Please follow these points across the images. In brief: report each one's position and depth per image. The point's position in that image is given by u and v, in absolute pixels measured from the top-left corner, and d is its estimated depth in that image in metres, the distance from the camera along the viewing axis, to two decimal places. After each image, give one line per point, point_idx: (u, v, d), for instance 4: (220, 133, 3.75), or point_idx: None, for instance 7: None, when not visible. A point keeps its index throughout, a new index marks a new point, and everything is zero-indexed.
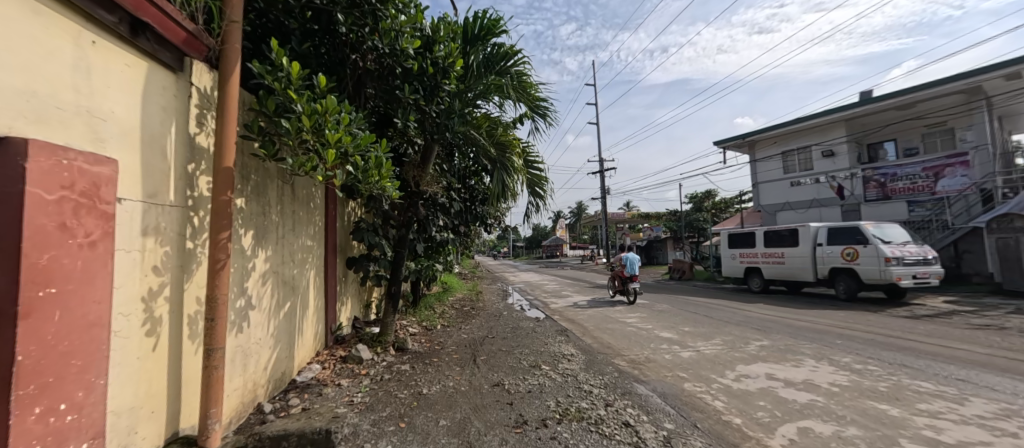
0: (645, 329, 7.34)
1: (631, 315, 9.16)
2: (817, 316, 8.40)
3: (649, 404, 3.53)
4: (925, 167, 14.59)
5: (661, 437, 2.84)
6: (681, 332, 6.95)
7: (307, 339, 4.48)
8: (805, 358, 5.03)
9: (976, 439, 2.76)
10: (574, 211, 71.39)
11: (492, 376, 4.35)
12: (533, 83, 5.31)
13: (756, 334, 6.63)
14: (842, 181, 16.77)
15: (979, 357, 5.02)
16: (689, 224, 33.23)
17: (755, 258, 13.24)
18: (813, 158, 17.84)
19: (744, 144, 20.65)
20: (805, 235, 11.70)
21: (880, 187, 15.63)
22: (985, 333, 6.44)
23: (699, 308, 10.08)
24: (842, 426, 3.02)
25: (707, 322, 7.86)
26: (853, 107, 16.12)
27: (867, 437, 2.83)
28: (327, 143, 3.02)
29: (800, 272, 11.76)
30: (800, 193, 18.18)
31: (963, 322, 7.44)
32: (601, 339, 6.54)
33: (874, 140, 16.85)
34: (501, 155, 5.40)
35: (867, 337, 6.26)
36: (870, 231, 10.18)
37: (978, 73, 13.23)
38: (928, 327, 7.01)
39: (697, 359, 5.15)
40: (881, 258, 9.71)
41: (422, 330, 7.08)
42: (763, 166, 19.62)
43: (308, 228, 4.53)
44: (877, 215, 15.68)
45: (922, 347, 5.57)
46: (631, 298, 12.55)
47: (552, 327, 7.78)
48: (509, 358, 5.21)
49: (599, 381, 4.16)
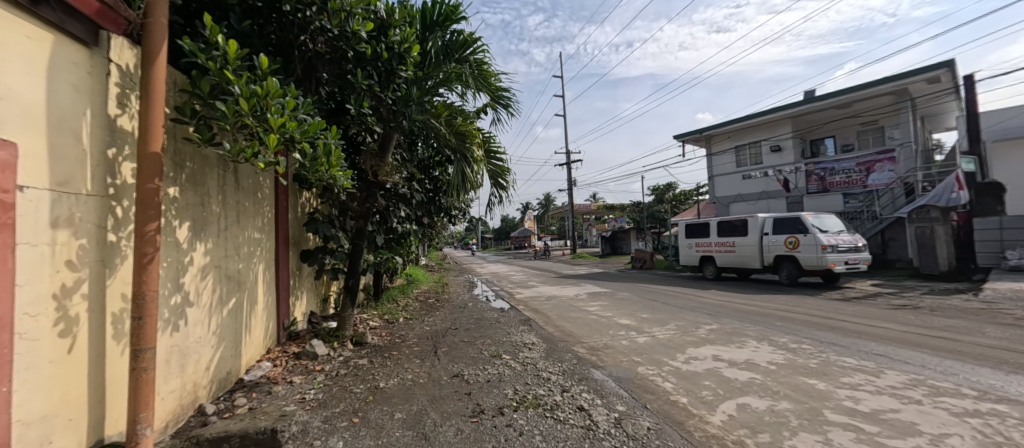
0: (606, 317, 7.59)
1: (594, 304, 9.43)
2: (762, 301, 9.02)
3: (604, 388, 3.66)
4: (859, 162, 15.87)
5: (613, 418, 2.95)
6: (639, 319, 7.25)
7: (256, 337, 4.26)
8: (749, 340, 5.39)
9: (887, 407, 3.08)
10: (542, 203, 72.13)
11: (452, 367, 4.33)
12: (493, 72, 5.24)
13: (707, 319, 7.03)
14: (787, 175, 17.93)
15: (897, 334, 5.58)
16: (651, 215, 35.05)
17: (709, 248, 13.96)
18: (762, 153, 18.96)
19: (701, 139, 21.58)
20: (753, 226, 12.44)
21: (820, 180, 16.87)
22: (903, 312, 7.15)
23: (658, 295, 10.54)
24: (776, 401, 3.27)
25: (664, 309, 8.25)
26: (798, 106, 17.18)
27: (797, 410, 3.08)
28: (270, 129, 2.87)
29: (749, 259, 12.54)
30: (751, 185, 19.31)
31: (885, 303, 8.24)
32: (563, 328, 6.68)
33: (815, 136, 18.35)
34: (462, 145, 5.31)
35: (804, 318, 6.80)
36: (810, 221, 10.98)
37: (905, 77, 14.44)
38: (856, 308, 7.70)
39: (652, 343, 5.39)
40: (818, 246, 10.55)
41: (383, 324, 6.92)
42: (718, 160, 20.67)
43: (255, 220, 4.28)
44: (817, 207, 16.94)
45: (849, 326, 6.13)
46: (594, 287, 12.92)
47: (516, 317, 7.87)
48: (471, 349, 5.22)
49: (557, 368, 4.26)
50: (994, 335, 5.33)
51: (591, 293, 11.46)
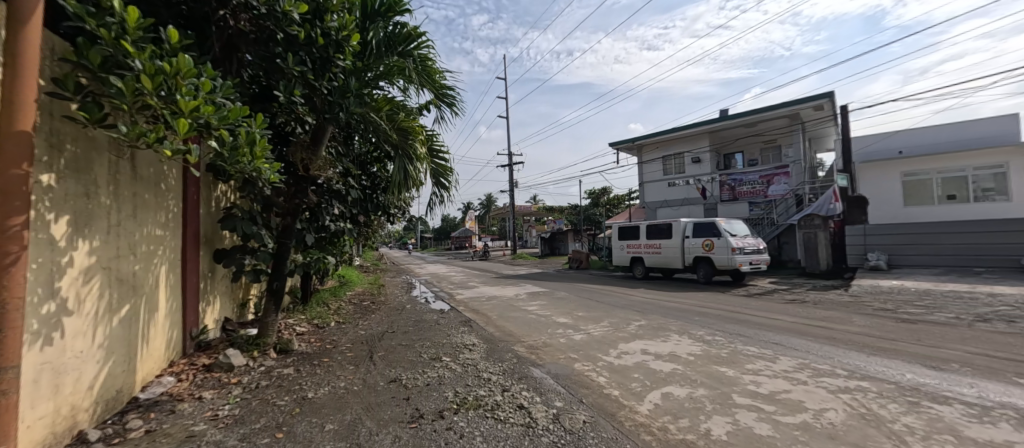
0: (544, 316, 7.80)
1: (533, 303, 9.64)
2: (683, 298, 9.87)
3: (543, 385, 3.75)
4: (761, 175, 18.02)
5: (551, 414, 3.04)
6: (575, 317, 7.55)
7: (156, 349, 3.73)
8: (671, 333, 5.88)
9: (781, 388, 3.55)
10: (484, 203, 72.14)
11: (389, 372, 4.15)
12: (438, 70, 5.13)
13: (636, 315, 7.55)
14: (705, 184, 19.83)
15: (789, 324, 6.44)
16: (587, 218, 36.68)
17: (639, 249, 14.97)
18: (685, 163, 20.78)
19: (633, 148, 23.08)
20: (676, 229, 13.57)
21: (731, 190, 18.89)
22: (794, 306, 8.27)
23: (592, 294, 11.05)
24: (694, 388, 3.60)
25: (598, 307, 8.69)
26: (715, 122, 19.09)
27: (711, 395, 3.42)
28: (179, 112, 2.53)
29: (672, 260, 13.67)
30: (675, 192, 21.07)
31: (781, 298, 9.46)
32: (503, 328, 6.74)
33: (728, 151, 20.53)
34: (404, 141, 5.11)
35: (717, 313, 7.58)
36: (723, 226, 12.26)
37: (798, 103, 16.71)
38: (758, 303, 8.75)
39: (588, 340, 5.65)
40: (729, 248, 11.84)
41: (312, 329, 6.43)
42: (647, 168, 22.26)
43: (156, 215, 3.74)
44: (729, 213, 18.97)
45: (752, 319, 6.95)
46: (533, 287, 13.21)
47: (456, 318, 7.77)
48: (409, 352, 5.04)
49: (498, 369, 4.28)
50: (860, 324, 6.38)
51: (531, 293, 11.67)
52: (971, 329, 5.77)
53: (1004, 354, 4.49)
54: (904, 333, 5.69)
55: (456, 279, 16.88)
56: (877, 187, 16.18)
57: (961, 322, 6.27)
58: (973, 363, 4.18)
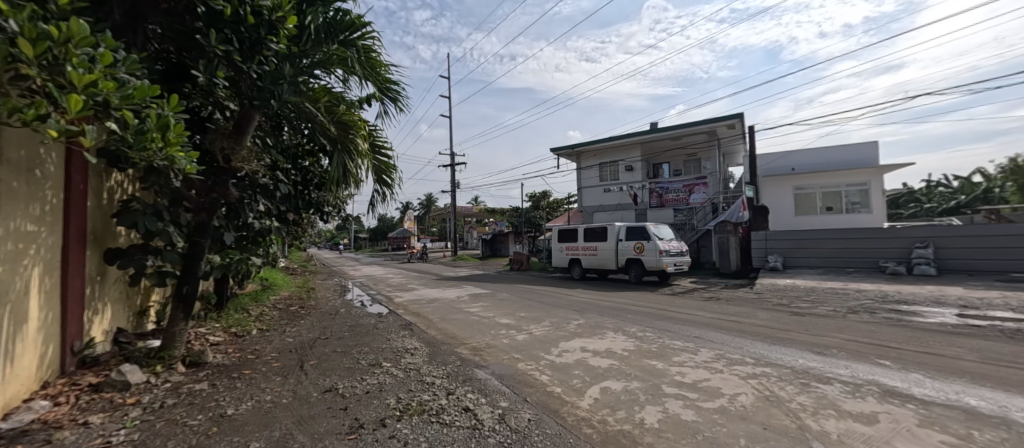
0: (487, 317, 7.81)
1: (475, 305, 9.62)
2: (617, 297, 10.48)
3: (487, 387, 3.75)
4: (684, 184, 19.72)
5: (496, 415, 3.05)
6: (517, 318, 7.66)
7: (24, 368, 3.11)
8: (607, 331, 6.21)
9: (702, 377, 3.92)
10: (424, 203, 70.35)
11: (322, 382, 3.87)
12: (383, 63, 4.92)
13: (575, 314, 7.86)
14: (636, 190, 21.24)
15: (707, 319, 7.14)
16: (528, 221, 37.39)
17: (577, 251, 15.60)
18: (619, 171, 22.10)
19: (573, 154, 24.04)
20: (611, 232, 14.36)
21: (659, 197, 20.44)
22: (711, 303, 9.17)
23: (533, 295, 11.29)
24: (629, 382, 3.83)
25: (539, 307, 8.90)
26: (646, 134, 20.55)
27: (644, 387, 3.67)
28: (69, 86, 2.14)
29: (607, 262, 14.44)
30: (610, 197, 22.31)
31: (700, 296, 10.44)
32: (445, 330, 6.63)
33: (657, 161, 22.22)
34: (343, 135, 4.79)
35: (647, 311, 8.15)
36: (652, 230, 13.23)
37: (716, 120, 18.59)
38: (682, 301, 9.57)
39: (529, 340, 5.76)
40: (657, 251, 12.82)
41: (229, 339, 5.78)
42: (585, 174, 23.32)
43: (28, 207, 3.12)
44: (657, 218, 20.51)
45: (677, 315, 7.59)
46: (475, 288, 13.17)
47: (395, 322, 7.48)
48: (345, 359, 4.74)
49: (441, 372, 4.20)
50: (763, 317, 7.25)
51: (473, 295, 11.61)
52: (846, 320, 6.84)
53: (869, 340, 5.39)
54: (797, 324, 6.58)
55: (394, 282, 16.24)
56: (776, 198, 18.67)
57: (838, 314, 7.40)
58: (848, 348, 4.97)
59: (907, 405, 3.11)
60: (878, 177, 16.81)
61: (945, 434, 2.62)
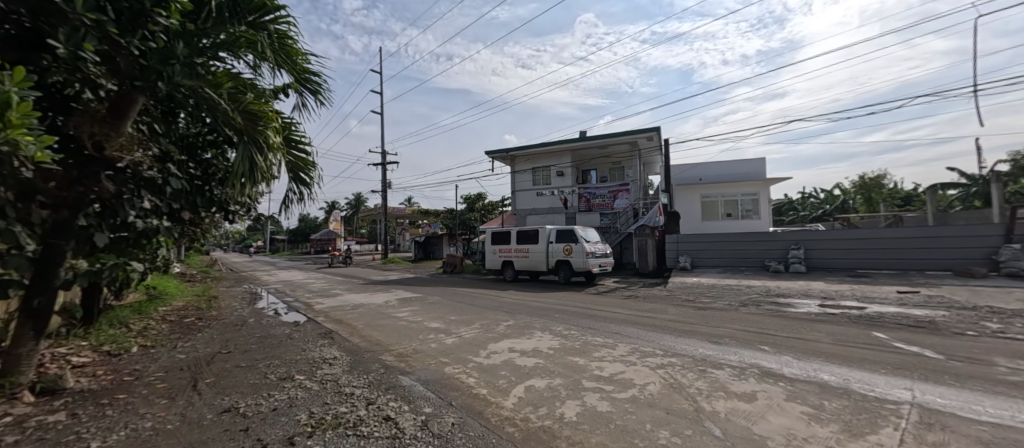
0: (415, 322, 7.59)
1: (404, 309, 9.28)
2: (546, 298, 10.83)
3: (412, 393, 3.64)
4: (609, 190, 20.99)
5: (419, 422, 2.98)
6: (447, 321, 7.55)
7: None
8: (535, 331, 6.40)
9: (618, 370, 4.22)
10: (352, 203, 66.26)
11: (220, 402, 3.45)
12: (300, 51, 4.53)
13: (505, 316, 7.97)
14: (566, 195, 22.18)
15: (626, 316, 7.70)
16: (463, 223, 37.09)
17: (509, 253, 15.83)
18: (551, 176, 22.95)
19: (507, 158, 24.41)
20: (542, 235, 14.80)
21: (586, 201, 21.54)
22: (631, 301, 9.88)
23: (465, 297, 11.22)
24: (551, 379, 3.99)
25: (470, 310, 8.87)
26: (575, 142, 21.59)
27: (565, 383, 3.84)
28: None
29: (538, 263, 14.86)
30: (542, 201, 23.05)
31: (622, 295, 11.19)
32: (369, 337, 6.31)
33: (585, 167, 23.48)
34: (250, 127, 4.20)
35: (573, 310, 8.55)
36: (579, 233, 13.91)
37: (637, 132, 20.16)
38: (605, 300, 10.19)
39: (458, 343, 5.71)
40: (584, 253, 13.54)
41: (100, 358, 4.89)
42: (519, 178, 23.84)
43: None
44: (585, 222, 21.61)
45: (600, 313, 8.06)
46: (405, 293, 12.71)
47: (313, 330, 6.94)
48: (250, 375, 4.27)
49: (362, 381, 3.98)
50: (674, 313, 8.01)
51: (402, 299, 11.18)
52: (739, 312, 7.82)
53: (755, 329, 6.23)
54: (700, 318, 7.37)
55: (315, 287, 15.03)
56: (687, 205, 20.77)
57: (734, 308, 8.42)
58: (737, 337, 5.69)
59: (779, 383, 3.66)
60: (766, 188, 19.51)
61: (804, 405, 3.13)
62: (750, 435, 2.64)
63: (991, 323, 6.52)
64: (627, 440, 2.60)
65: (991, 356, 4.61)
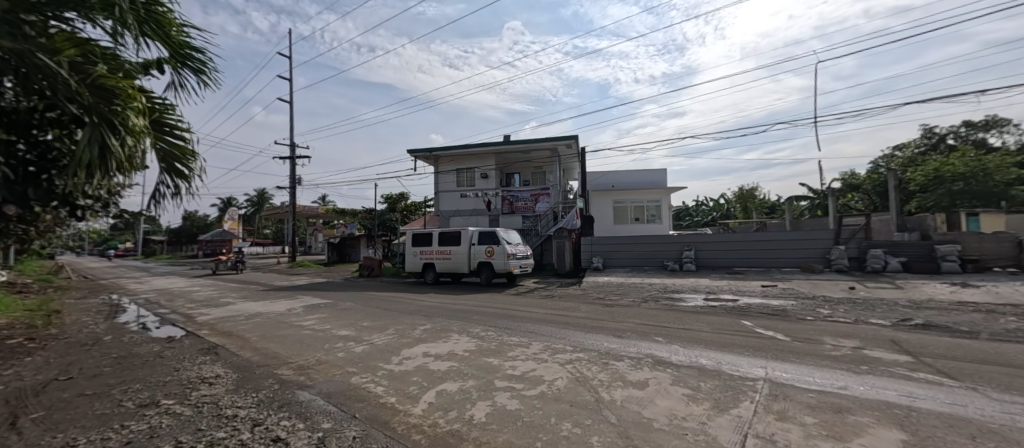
0: (322, 330, 7.00)
1: (310, 317, 8.50)
2: (467, 300, 10.78)
3: (309, 409, 3.34)
4: (531, 193, 21.71)
5: (314, 439, 2.74)
6: (358, 329, 7.10)
7: None
8: (453, 334, 6.33)
9: (530, 368, 4.34)
10: (253, 200, 59.12)
11: (51, 441, 2.80)
12: (174, 22, 3.89)
13: (422, 320, 7.75)
14: (490, 197, 22.42)
15: (542, 315, 7.99)
16: (383, 223, 35.40)
17: (431, 255, 15.46)
18: (475, 178, 23.01)
19: (430, 158, 23.84)
20: (464, 237, 14.70)
21: (509, 204, 22.01)
22: (549, 300, 10.28)
23: (381, 302, 10.67)
24: (464, 382, 3.97)
25: (385, 315, 8.45)
26: (499, 145, 21.88)
27: (477, 385, 3.85)
28: None
29: (460, 266, 14.73)
30: (466, 203, 22.98)
31: (540, 295, 11.59)
32: (264, 350, 5.66)
33: (509, 171, 23.96)
34: (101, 105, 3.44)
35: (493, 311, 8.62)
36: (501, 235, 14.11)
37: (557, 139, 21.13)
38: (524, 300, 10.46)
39: (369, 351, 5.40)
40: (505, 255, 13.79)
41: None
42: (443, 178, 23.46)
43: None
44: (508, 224, 22.03)
45: (518, 313, 8.25)
46: (313, 299, 11.65)
47: (193, 346, 6.01)
48: (97, 404, 3.53)
49: (250, 400, 3.56)
50: (586, 310, 8.52)
51: (309, 306, 10.23)
52: (641, 308, 8.58)
53: (653, 322, 6.91)
54: (609, 314, 7.95)
55: (202, 295, 13.06)
56: (601, 210, 22.32)
57: (637, 304, 9.23)
58: (637, 330, 6.26)
59: (667, 370, 4.10)
60: (667, 195, 21.81)
61: (685, 388, 3.54)
62: (640, 418, 2.91)
63: (825, 310, 8.09)
64: (532, 435, 2.70)
65: (822, 336, 5.71)
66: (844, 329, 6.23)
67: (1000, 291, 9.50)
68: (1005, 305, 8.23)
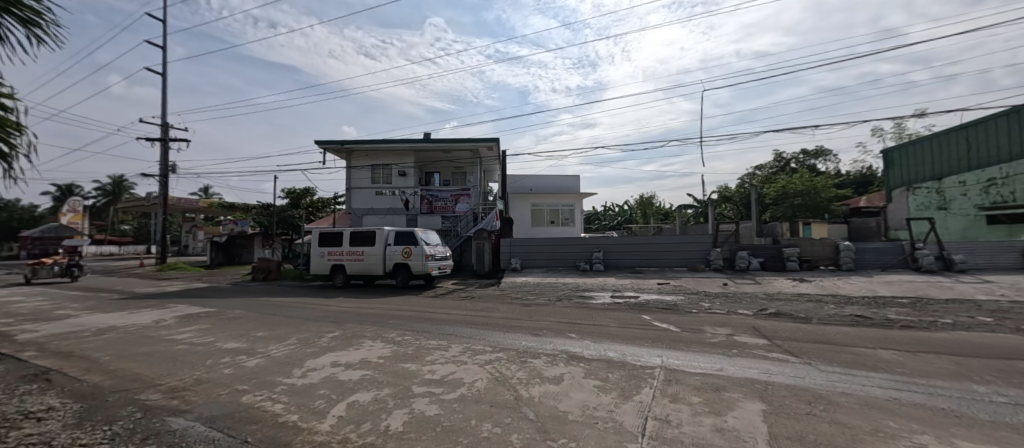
0: (202, 344, 6.01)
1: (185, 329, 7.23)
2: (381, 304, 10.20)
3: (185, 438, 2.82)
4: (451, 194, 21.35)
5: None
6: (250, 340, 6.24)
7: None
8: (365, 340, 5.92)
9: (449, 371, 4.25)
10: (107, 190, 48.67)
11: None
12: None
13: (329, 327, 7.11)
14: (408, 196, 21.56)
15: (461, 317, 7.90)
16: (283, 221, 31.94)
17: (340, 256, 14.32)
18: (392, 175, 21.95)
19: (341, 151, 22.12)
20: (379, 237, 13.86)
21: (428, 204, 21.37)
22: (467, 302, 10.22)
23: (279, 309, 9.54)
24: (378, 391, 3.73)
25: (285, 323, 7.58)
26: (418, 142, 21.16)
27: (393, 393, 3.64)
28: None
29: (373, 267, 13.87)
30: (381, 201, 21.78)
31: (459, 296, 11.46)
32: (122, 371, 4.66)
33: (428, 170, 23.33)
34: None
35: (409, 315, 8.27)
36: (420, 236, 13.63)
37: (478, 141, 21.15)
38: (442, 302, 10.25)
39: (264, 365, 4.77)
40: (424, 256, 13.35)
41: None
42: (356, 174, 21.94)
43: None
44: (426, 224, 21.37)
45: (436, 316, 8.04)
46: (191, 307, 9.96)
47: (11, 373, 4.68)
48: None
49: (99, 436, 2.87)
50: (504, 311, 8.65)
51: (185, 316, 8.71)
52: (556, 307, 8.99)
53: (567, 320, 7.28)
54: (526, 314, 8.17)
55: (26, 307, 10.29)
56: (519, 212, 22.94)
57: (552, 303, 9.65)
58: (553, 328, 6.52)
59: (580, 364, 4.34)
60: (579, 200, 23.27)
61: (596, 379, 3.79)
62: (556, 412, 3.03)
63: (706, 303, 9.37)
64: (451, 440, 2.63)
65: (705, 327, 6.59)
66: (721, 320, 7.27)
67: (825, 284, 11.99)
68: (830, 296, 10.39)
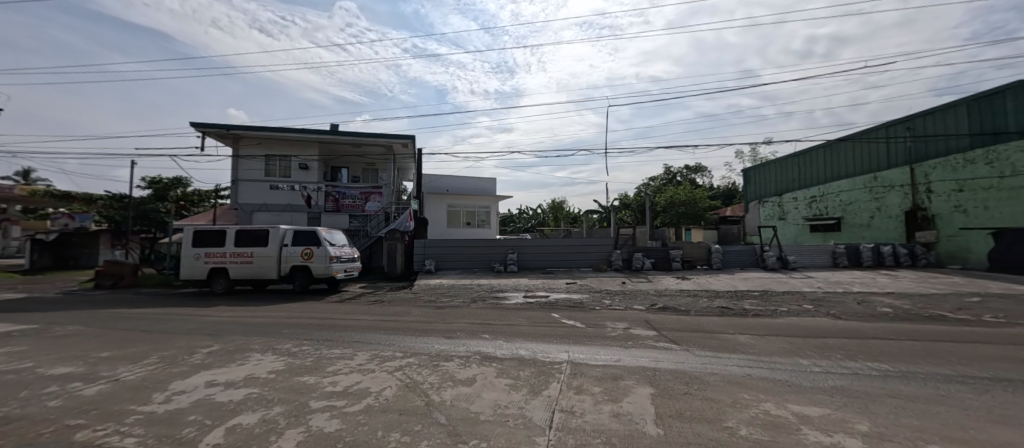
0: (15, 371, 4.68)
1: None
2: (273, 311, 9.09)
3: None
4: (360, 192, 19.93)
5: None
6: (91, 362, 5.04)
7: None
8: (252, 354, 5.20)
9: (354, 381, 3.95)
10: None
11: None
12: None
13: (205, 340, 6.10)
14: (310, 192, 19.61)
15: (369, 322, 7.42)
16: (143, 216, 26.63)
17: (222, 259, 12.41)
18: (291, 168, 19.78)
19: (226, 136, 19.26)
20: (273, 237, 12.29)
21: (334, 201, 19.63)
22: (376, 306, 9.66)
23: (135, 322, 7.90)
24: (268, 409, 3.31)
25: (143, 339, 6.30)
26: (324, 133, 19.39)
27: (287, 411, 3.26)
28: None
29: (265, 271, 12.30)
30: (277, 196, 19.46)
31: (367, 300, 10.76)
32: None
33: (334, 164, 21.52)
34: None
35: (308, 322, 7.50)
36: (323, 235, 12.44)
37: (392, 137, 20.16)
38: (348, 307, 9.52)
39: (111, 392, 3.89)
40: (327, 257, 12.22)
41: None
42: (245, 164, 19.28)
43: None
44: (330, 224, 19.60)
45: (340, 323, 7.43)
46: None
47: None
48: None
49: None
50: (416, 314, 8.36)
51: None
52: (470, 308, 8.98)
53: (480, 321, 7.31)
54: (439, 316, 8.00)
55: None
56: (434, 212, 22.46)
57: (466, 304, 9.62)
58: (466, 330, 6.50)
59: (492, 364, 4.39)
60: (495, 203, 23.62)
61: (507, 378, 3.87)
62: (467, 414, 3.02)
63: (607, 300, 10.24)
64: None
65: (606, 322, 7.19)
66: (619, 315, 8.00)
67: (701, 281, 13.99)
68: (703, 291, 12.16)
